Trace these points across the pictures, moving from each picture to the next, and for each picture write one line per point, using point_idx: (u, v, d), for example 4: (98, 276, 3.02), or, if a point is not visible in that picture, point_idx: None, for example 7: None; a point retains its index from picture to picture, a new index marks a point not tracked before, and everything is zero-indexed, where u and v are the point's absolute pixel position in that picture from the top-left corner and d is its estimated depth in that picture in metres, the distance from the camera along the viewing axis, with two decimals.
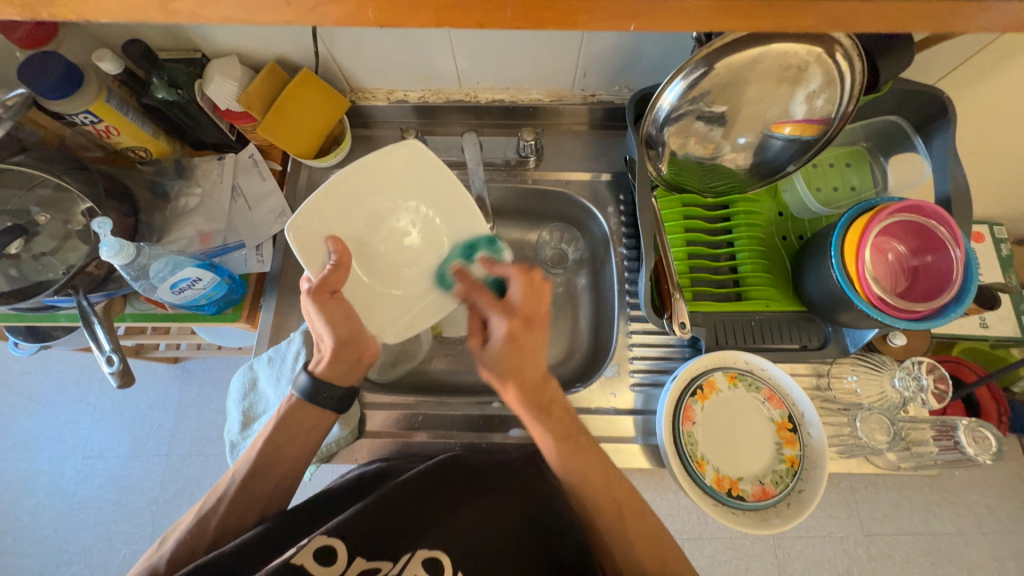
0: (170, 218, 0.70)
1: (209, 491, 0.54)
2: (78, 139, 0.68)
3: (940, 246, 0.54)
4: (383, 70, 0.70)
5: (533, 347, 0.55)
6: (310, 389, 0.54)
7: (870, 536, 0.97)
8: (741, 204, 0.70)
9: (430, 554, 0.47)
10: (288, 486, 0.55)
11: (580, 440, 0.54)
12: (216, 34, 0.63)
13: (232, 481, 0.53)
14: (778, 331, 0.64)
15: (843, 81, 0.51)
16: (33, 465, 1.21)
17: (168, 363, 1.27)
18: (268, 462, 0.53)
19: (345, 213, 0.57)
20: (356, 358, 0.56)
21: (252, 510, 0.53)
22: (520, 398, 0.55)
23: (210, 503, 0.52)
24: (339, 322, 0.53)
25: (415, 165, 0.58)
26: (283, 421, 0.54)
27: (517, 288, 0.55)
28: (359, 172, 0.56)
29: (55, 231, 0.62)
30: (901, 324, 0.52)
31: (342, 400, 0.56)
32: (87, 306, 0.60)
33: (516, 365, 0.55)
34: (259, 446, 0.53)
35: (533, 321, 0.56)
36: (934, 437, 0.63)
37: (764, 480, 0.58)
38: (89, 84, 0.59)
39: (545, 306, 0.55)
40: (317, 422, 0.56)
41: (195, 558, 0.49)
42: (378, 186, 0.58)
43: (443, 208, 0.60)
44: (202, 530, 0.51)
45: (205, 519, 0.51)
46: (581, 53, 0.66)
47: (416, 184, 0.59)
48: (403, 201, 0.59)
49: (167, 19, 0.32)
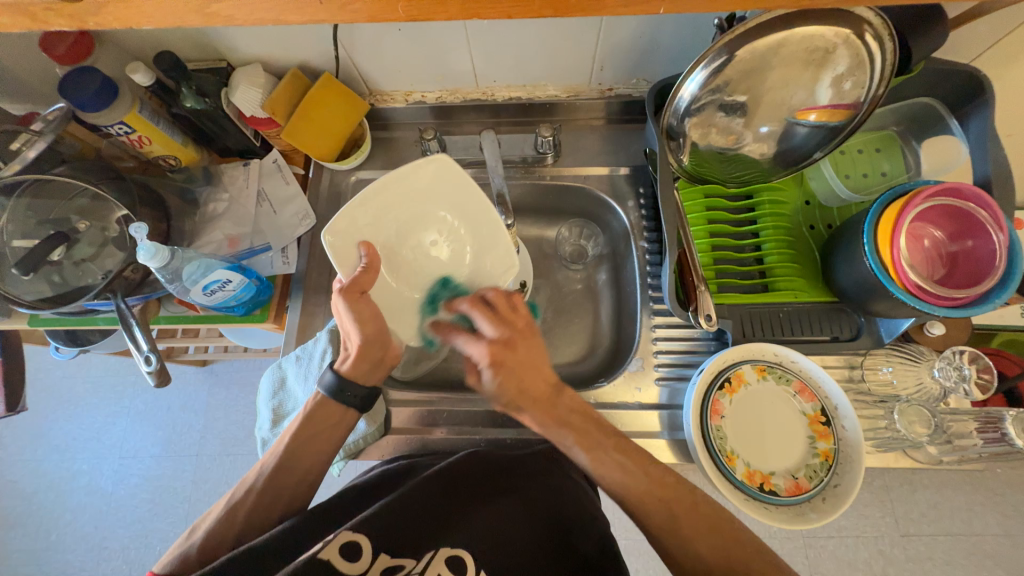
0: (200, 223, 0.72)
1: (238, 482, 0.54)
2: (113, 149, 0.72)
3: (981, 231, 0.52)
4: (402, 71, 0.71)
5: (524, 368, 0.53)
6: (335, 387, 0.55)
7: (907, 537, 0.94)
8: (765, 193, 0.69)
9: (453, 552, 0.46)
10: (311, 480, 0.55)
11: (613, 441, 0.52)
12: (242, 42, 0.65)
13: (259, 475, 0.53)
14: (808, 323, 0.63)
15: (872, 62, 0.50)
16: (73, 465, 1.26)
17: (197, 366, 1.31)
18: (295, 456, 0.54)
19: (378, 221, 0.58)
20: (380, 358, 0.57)
21: (279, 502, 0.53)
22: (540, 412, 0.53)
23: (238, 495, 0.52)
24: (367, 321, 0.54)
25: (446, 177, 0.59)
26: (307, 417, 0.55)
27: (480, 315, 0.55)
28: (394, 183, 0.58)
29: (94, 239, 0.64)
30: (941, 311, 0.50)
31: (365, 399, 0.57)
32: (124, 310, 0.62)
33: (522, 388, 0.52)
34: (285, 442, 0.54)
35: (525, 333, 0.55)
36: (978, 429, 0.61)
37: (798, 475, 0.57)
38: (123, 95, 0.62)
39: (516, 326, 0.54)
40: (340, 419, 0.56)
41: (224, 550, 0.50)
42: (410, 197, 0.59)
43: (467, 217, 0.61)
44: (231, 519, 0.51)
45: (233, 512, 0.51)
46: (598, 45, 0.66)
47: (445, 196, 0.60)
48: (431, 212, 0.60)
49: (205, 22, 0.33)
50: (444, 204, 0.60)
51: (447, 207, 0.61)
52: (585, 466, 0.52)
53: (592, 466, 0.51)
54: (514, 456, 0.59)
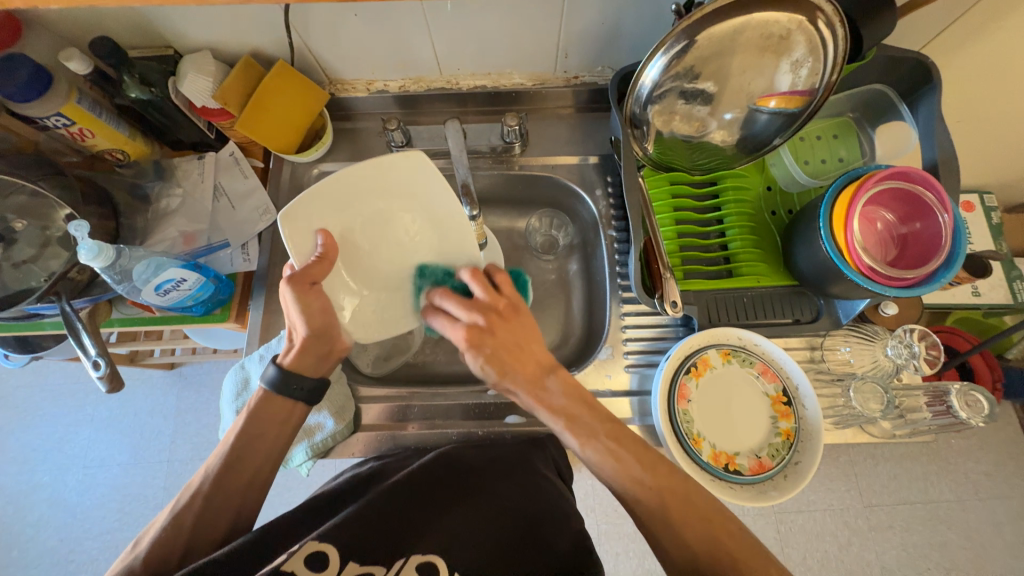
0: (153, 220, 0.69)
1: (182, 489, 0.50)
2: (53, 144, 0.67)
3: (928, 213, 0.54)
4: (362, 59, 0.69)
5: (511, 342, 0.53)
6: (278, 381, 0.53)
7: (871, 508, 0.99)
8: (729, 180, 0.70)
9: (425, 559, 0.46)
10: (262, 481, 0.52)
11: (607, 428, 0.51)
12: (188, 28, 0.61)
13: (205, 477, 0.50)
14: (771, 306, 0.65)
15: (825, 49, 0.51)
16: (34, 477, 1.20)
17: (164, 370, 1.26)
18: (239, 459, 0.51)
19: (342, 210, 0.56)
20: (327, 351, 0.55)
21: (226, 512, 0.49)
22: (528, 393, 0.53)
23: (183, 502, 0.48)
24: (314, 315, 0.53)
25: (417, 180, 0.58)
26: (252, 415, 0.52)
27: (452, 303, 0.55)
28: (343, 177, 0.55)
29: (33, 238, 0.61)
30: (892, 292, 0.52)
31: (312, 392, 0.54)
32: (71, 311, 0.58)
33: (511, 363, 0.53)
34: (230, 441, 0.51)
35: (503, 314, 0.54)
36: (927, 403, 0.63)
37: (761, 454, 0.58)
38: (58, 86, 0.58)
39: (495, 305, 0.55)
40: (288, 414, 0.54)
41: (170, 566, 0.46)
42: (362, 191, 0.56)
43: (434, 224, 0.60)
44: (177, 529, 0.47)
45: (179, 518, 0.48)
46: (562, 32, 0.65)
47: (410, 197, 0.58)
48: (384, 209, 0.58)
49: None
50: (399, 200, 0.58)
51: (401, 204, 0.58)
52: (573, 449, 0.52)
53: (593, 457, 0.50)
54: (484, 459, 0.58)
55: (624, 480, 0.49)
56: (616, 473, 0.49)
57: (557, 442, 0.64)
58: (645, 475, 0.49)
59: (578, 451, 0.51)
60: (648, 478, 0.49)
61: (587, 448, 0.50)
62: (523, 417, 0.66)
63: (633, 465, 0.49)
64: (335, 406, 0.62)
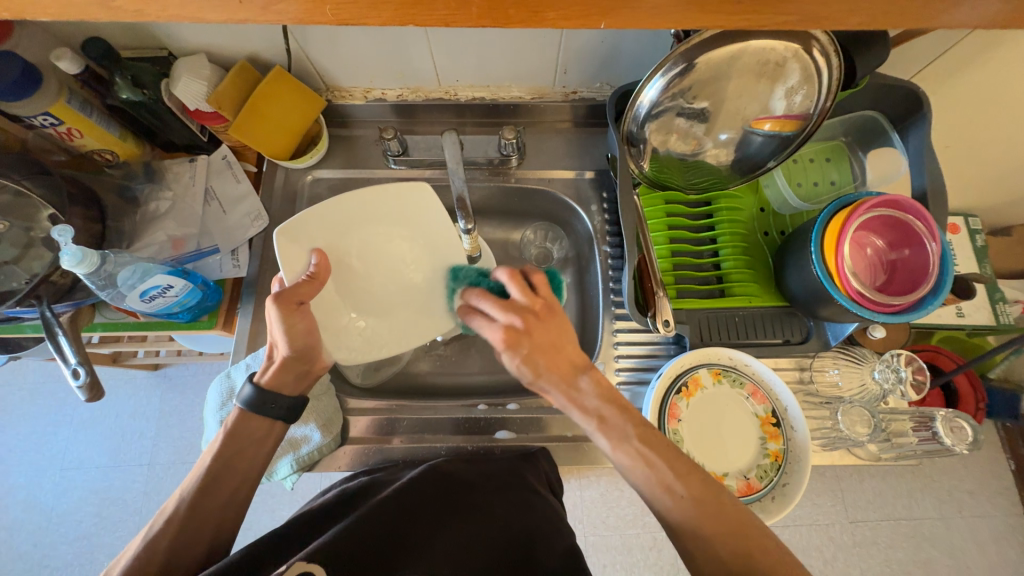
0: (141, 222, 0.68)
1: (156, 514, 0.48)
2: (41, 142, 0.65)
3: (917, 241, 0.55)
4: (361, 67, 0.69)
5: (551, 344, 0.52)
6: (255, 400, 0.52)
7: (855, 524, 1.00)
8: (723, 200, 0.70)
9: None
10: (238, 502, 0.51)
11: (640, 432, 0.50)
12: (183, 32, 0.61)
13: (179, 501, 0.48)
14: (760, 326, 0.65)
15: (820, 77, 0.52)
16: (9, 479, 1.17)
17: (148, 370, 1.24)
18: (217, 478, 0.49)
19: (339, 228, 0.57)
20: (306, 370, 0.55)
21: (203, 535, 0.48)
22: (563, 392, 0.52)
23: (157, 528, 0.46)
24: (298, 335, 0.52)
25: (413, 206, 0.60)
26: (227, 437, 0.51)
27: (490, 302, 0.54)
28: (342, 203, 0.57)
29: (15, 240, 0.59)
30: (880, 317, 0.53)
31: (289, 410, 0.54)
32: (50, 317, 0.57)
33: (547, 365, 0.52)
34: (207, 462, 0.50)
35: (542, 316, 0.53)
36: (913, 428, 0.64)
37: (749, 475, 0.59)
38: (48, 84, 0.57)
39: (535, 306, 0.53)
40: (266, 434, 0.54)
41: None
42: (363, 217, 0.59)
43: (426, 245, 0.62)
44: (150, 555, 0.45)
45: (151, 545, 0.45)
46: (561, 49, 0.65)
47: (406, 223, 0.60)
48: (381, 233, 0.60)
49: (132, 20, 0.33)
50: (395, 226, 0.60)
51: (397, 229, 0.60)
52: (605, 451, 0.51)
53: (624, 461, 0.49)
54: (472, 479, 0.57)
55: (654, 487, 0.48)
56: (648, 479, 0.48)
57: (548, 457, 0.64)
58: (677, 483, 0.47)
59: (608, 452, 0.51)
60: (671, 488, 0.47)
61: (619, 450, 0.50)
62: (513, 432, 0.66)
63: (665, 471, 0.48)
64: (323, 419, 0.62)
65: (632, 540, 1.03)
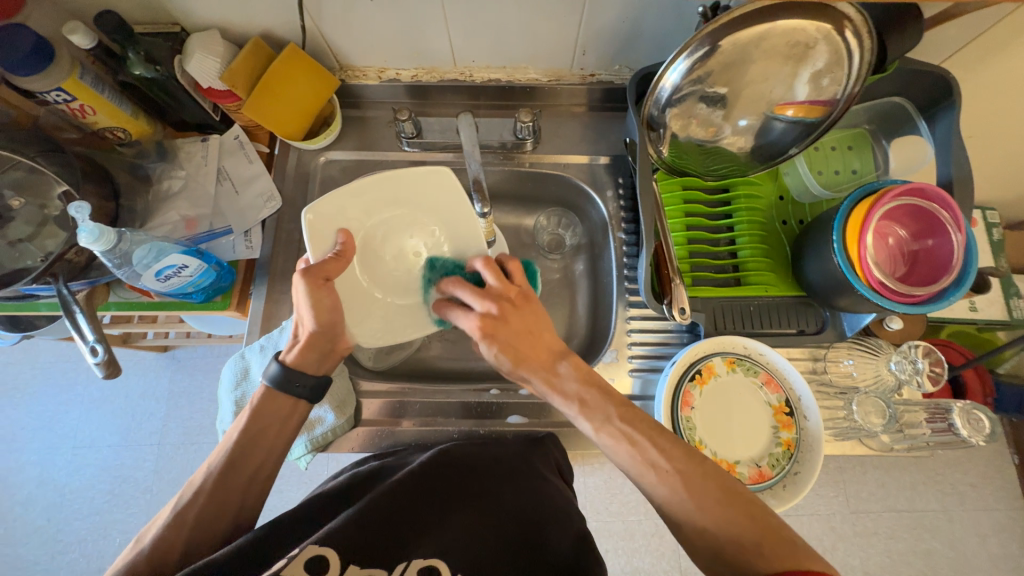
0: (154, 202, 0.68)
1: (185, 485, 0.49)
2: (52, 119, 0.65)
3: (942, 230, 0.54)
4: (376, 46, 0.67)
5: (525, 330, 0.54)
6: (281, 378, 0.52)
7: (857, 514, 1.01)
8: (741, 187, 0.69)
9: (426, 564, 0.45)
10: (262, 479, 0.51)
11: (619, 411, 0.50)
12: (197, 7, 0.59)
13: (207, 475, 0.49)
14: (777, 316, 0.65)
15: (850, 60, 0.50)
16: (23, 455, 1.19)
17: (157, 351, 1.24)
18: (238, 459, 0.50)
19: (370, 210, 0.59)
20: (329, 350, 0.55)
21: (228, 510, 0.48)
22: (542, 377, 0.53)
23: (186, 498, 0.47)
24: (323, 311, 0.52)
25: (439, 192, 0.60)
26: (253, 413, 0.51)
27: (465, 290, 0.56)
28: (370, 184, 0.58)
29: (31, 216, 0.59)
30: (901, 308, 0.52)
31: (314, 389, 0.54)
32: (67, 295, 0.57)
33: (522, 353, 0.53)
34: (234, 436, 0.50)
35: (516, 302, 0.55)
36: (928, 420, 0.64)
37: (761, 463, 0.59)
38: (60, 58, 0.56)
39: (511, 292, 0.55)
40: (290, 411, 0.54)
41: (173, 559, 0.44)
42: (387, 199, 0.59)
43: (449, 227, 0.61)
44: (179, 523, 0.46)
45: (181, 515, 0.46)
46: (581, 29, 0.64)
47: (434, 209, 0.61)
48: (408, 215, 0.61)
49: None
50: (421, 211, 0.61)
51: (425, 215, 0.61)
52: (590, 435, 0.52)
53: (607, 442, 0.50)
54: (487, 463, 0.57)
55: (648, 472, 0.48)
56: (632, 458, 0.49)
57: (559, 443, 0.64)
58: (667, 466, 0.47)
59: (591, 436, 0.52)
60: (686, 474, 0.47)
61: (602, 433, 0.50)
62: (525, 418, 0.66)
63: (649, 449, 0.48)
64: (336, 401, 0.63)
65: (635, 525, 1.04)
